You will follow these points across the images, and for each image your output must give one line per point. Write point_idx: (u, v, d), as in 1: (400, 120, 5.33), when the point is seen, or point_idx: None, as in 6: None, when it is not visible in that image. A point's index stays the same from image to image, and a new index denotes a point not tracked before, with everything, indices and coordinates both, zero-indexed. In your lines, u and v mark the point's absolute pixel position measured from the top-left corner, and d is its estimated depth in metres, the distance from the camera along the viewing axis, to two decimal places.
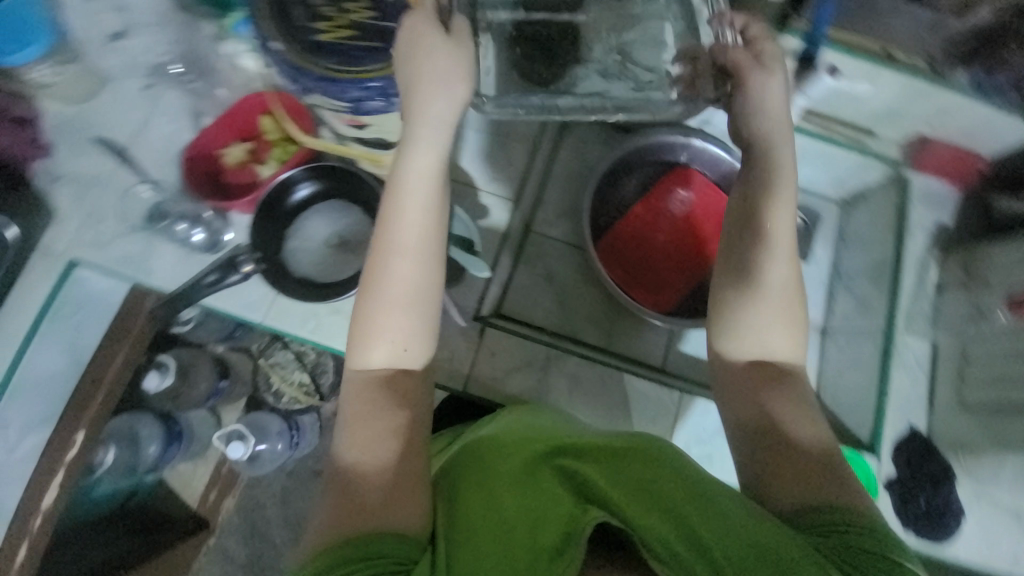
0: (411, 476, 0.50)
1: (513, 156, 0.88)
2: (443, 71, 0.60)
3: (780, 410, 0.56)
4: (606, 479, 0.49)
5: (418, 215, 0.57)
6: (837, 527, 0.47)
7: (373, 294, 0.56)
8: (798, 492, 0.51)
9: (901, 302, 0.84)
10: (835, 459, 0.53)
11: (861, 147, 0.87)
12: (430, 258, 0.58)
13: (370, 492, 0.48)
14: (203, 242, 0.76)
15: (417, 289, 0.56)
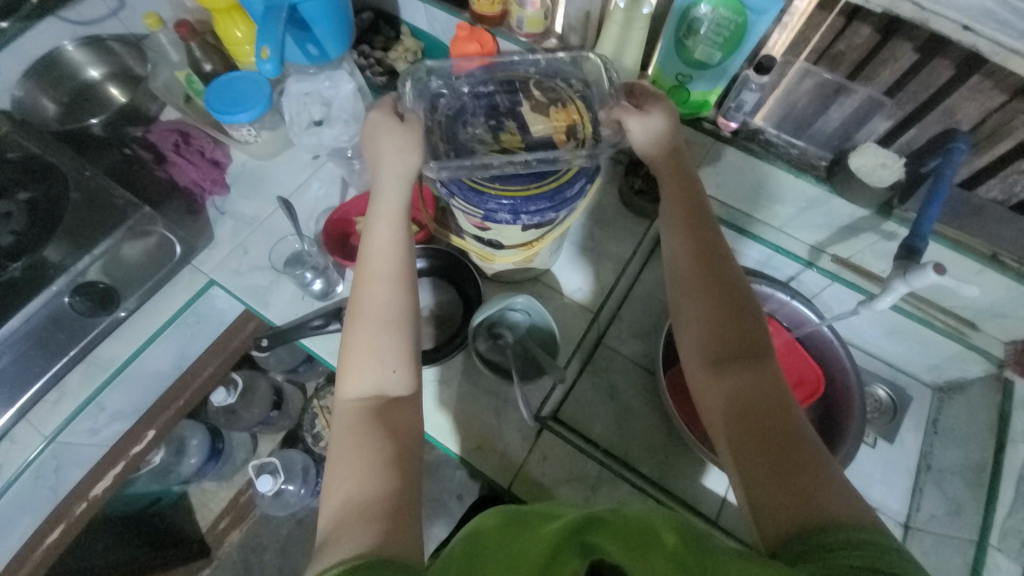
0: (393, 495, 0.54)
1: (602, 273, 0.94)
2: (574, 198, 0.68)
3: (766, 449, 0.55)
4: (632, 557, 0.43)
5: (384, 266, 0.66)
6: (835, 546, 0.47)
7: (351, 338, 0.64)
8: (784, 522, 0.51)
9: (995, 513, 0.72)
10: (829, 480, 0.52)
11: (964, 338, 0.84)
12: (404, 294, 0.65)
13: (356, 524, 0.51)
14: (319, 291, 0.86)
15: (390, 321, 0.63)
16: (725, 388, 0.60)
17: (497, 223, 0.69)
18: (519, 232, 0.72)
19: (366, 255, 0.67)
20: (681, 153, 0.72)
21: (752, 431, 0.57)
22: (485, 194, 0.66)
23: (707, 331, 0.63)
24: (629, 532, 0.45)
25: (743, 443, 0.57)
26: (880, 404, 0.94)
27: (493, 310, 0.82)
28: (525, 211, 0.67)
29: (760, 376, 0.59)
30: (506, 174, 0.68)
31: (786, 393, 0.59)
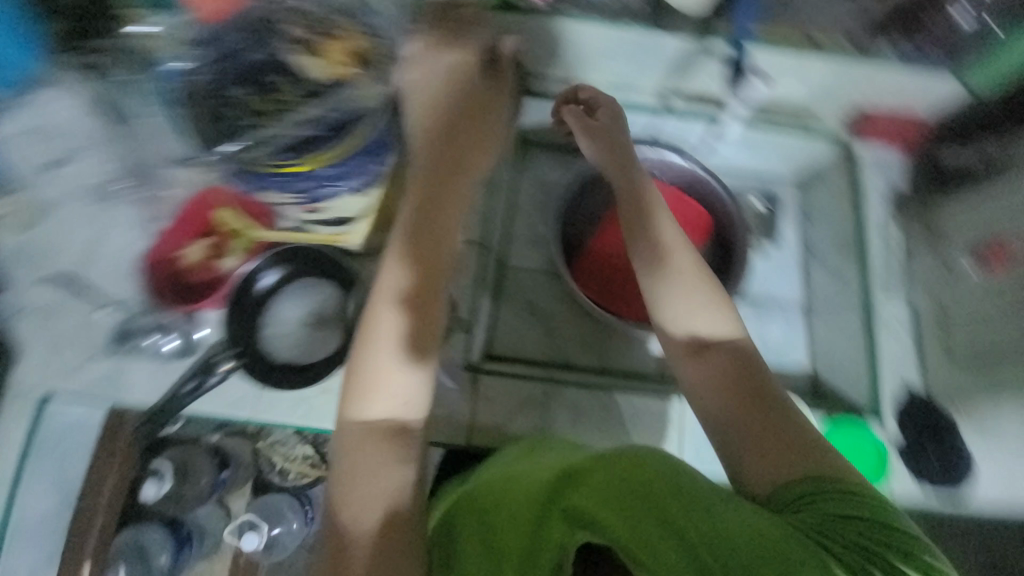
0: (412, 530, 0.54)
1: (473, 202, 0.88)
2: (388, 143, 0.64)
3: (755, 412, 0.58)
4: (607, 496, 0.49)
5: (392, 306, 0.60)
6: (808, 494, 0.52)
7: (365, 366, 0.58)
8: (773, 475, 0.55)
9: (872, 268, 0.86)
10: (810, 437, 0.56)
11: (807, 129, 0.91)
12: (429, 333, 0.60)
13: (392, 548, 0.53)
14: (176, 351, 0.75)
15: (416, 360, 0.59)
16: (710, 372, 0.60)
17: (324, 198, 0.63)
18: (358, 198, 0.65)
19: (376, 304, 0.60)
20: (480, 98, 0.70)
21: (744, 397, 0.59)
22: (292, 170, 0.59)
23: (683, 305, 0.63)
24: (620, 495, 0.49)
25: (729, 408, 0.59)
26: (758, 215, 0.98)
27: (370, 285, 0.77)
28: (346, 176, 0.61)
29: (741, 359, 0.61)
30: (306, 141, 0.61)
31: (761, 359, 0.62)
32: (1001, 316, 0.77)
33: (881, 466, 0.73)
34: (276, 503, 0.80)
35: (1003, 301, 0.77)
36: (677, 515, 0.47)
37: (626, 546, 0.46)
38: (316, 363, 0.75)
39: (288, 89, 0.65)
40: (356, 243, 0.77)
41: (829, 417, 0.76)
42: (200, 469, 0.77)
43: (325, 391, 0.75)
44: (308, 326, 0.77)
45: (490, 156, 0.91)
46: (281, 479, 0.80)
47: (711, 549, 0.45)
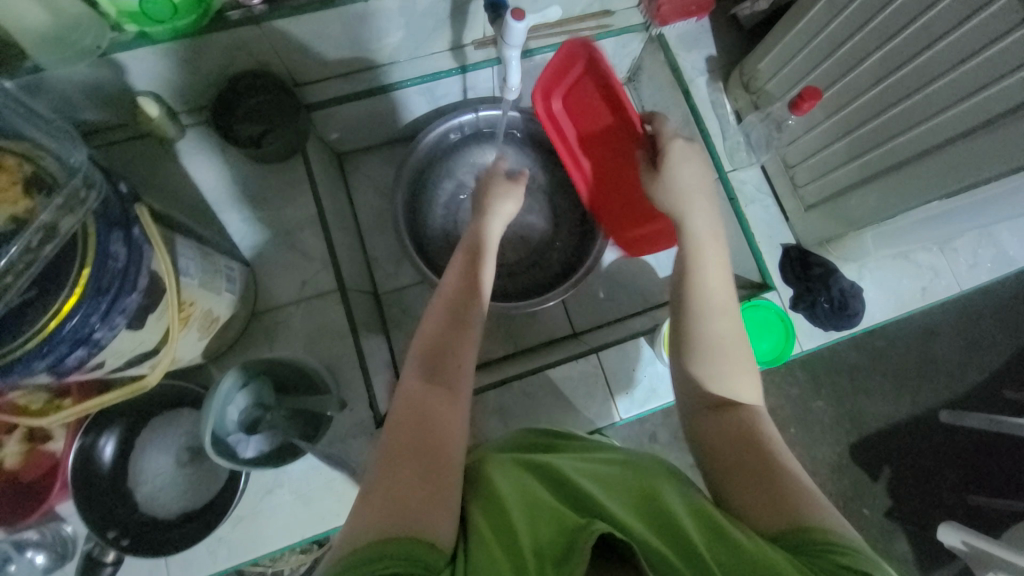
0: (429, 499, 0.44)
1: (308, 248, 0.78)
2: (133, 257, 0.45)
3: (757, 457, 0.50)
4: (613, 499, 0.48)
5: (447, 338, 0.59)
6: (815, 546, 0.42)
7: (455, 352, 0.58)
8: (777, 510, 0.46)
9: (715, 146, 0.84)
10: (801, 481, 0.48)
11: (609, 31, 0.84)
12: (468, 356, 0.58)
13: (409, 495, 0.43)
14: (49, 560, 0.64)
15: (466, 355, 0.58)
16: (721, 425, 0.54)
17: (89, 360, 0.45)
18: (135, 335, 0.49)
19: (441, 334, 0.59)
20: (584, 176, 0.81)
21: (744, 437, 0.52)
22: (13, 362, 0.41)
23: (706, 354, 0.58)
24: (629, 495, 0.49)
25: (722, 445, 0.53)
26: None
27: (213, 419, 0.54)
28: (95, 325, 0.43)
29: (751, 412, 0.55)
30: (16, 314, 0.41)
31: (770, 424, 0.55)
32: (841, 163, 0.72)
33: (789, 332, 0.79)
34: None
35: (852, 143, 0.69)
36: (685, 519, 0.45)
37: (645, 546, 0.42)
38: (212, 502, 0.66)
39: None
40: (193, 357, 0.65)
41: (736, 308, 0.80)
42: None
43: (236, 521, 0.67)
44: (188, 466, 0.67)
45: (307, 190, 0.79)
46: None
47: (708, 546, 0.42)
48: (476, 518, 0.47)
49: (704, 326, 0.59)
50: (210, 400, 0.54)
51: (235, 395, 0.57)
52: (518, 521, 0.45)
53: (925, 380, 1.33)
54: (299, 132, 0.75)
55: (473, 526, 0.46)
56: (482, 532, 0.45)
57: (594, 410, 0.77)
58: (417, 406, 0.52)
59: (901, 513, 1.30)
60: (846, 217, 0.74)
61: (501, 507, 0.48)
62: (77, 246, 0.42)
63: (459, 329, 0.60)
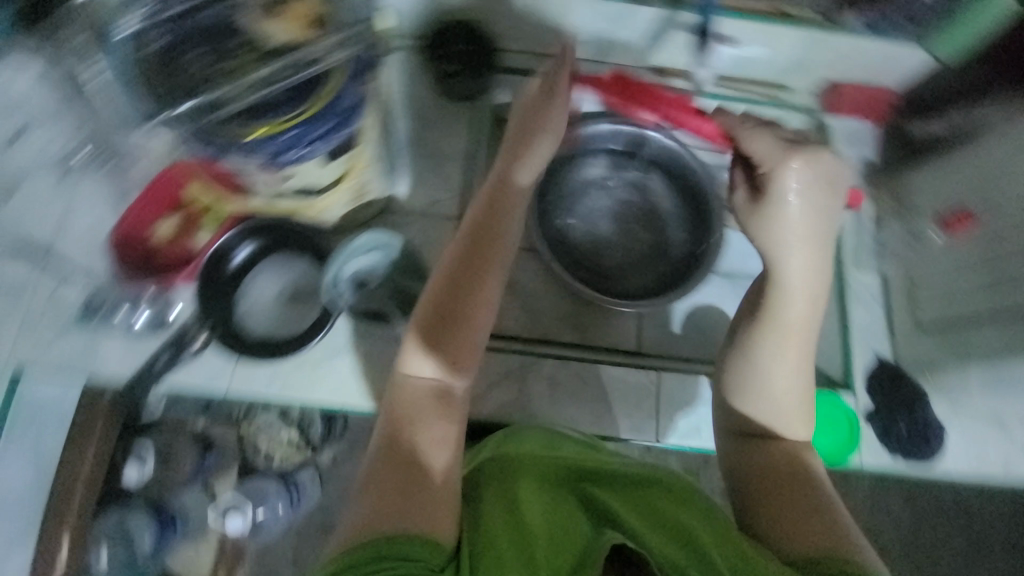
0: (412, 496, 0.48)
1: (449, 175, 0.87)
2: (359, 104, 0.57)
3: (794, 489, 0.52)
4: (625, 506, 0.50)
5: (458, 310, 0.61)
6: (841, 571, 0.43)
7: (469, 326, 0.61)
8: (805, 539, 0.47)
9: (844, 239, 0.86)
10: (836, 510, 0.49)
11: (777, 102, 0.91)
12: (475, 339, 0.61)
13: (395, 501, 0.48)
14: (148, 325, 0.74)
15: (469, 339, 0.61)
16: (758, 460, 0.56)
17: (292, 164, 0.57)
18: (321, 167, 0.60)
19: (436, 317, 0.61)
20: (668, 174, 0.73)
21: (781, 477, 0.53)
22: (253, 135, 0.52)
23: (755, 389, 0.58)
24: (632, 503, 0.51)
25: (754, 484, 0.54)
26: None
27: (343, 261, 0.73)
28: (312, 137, 0.55)
29: (797, 449, 0.56)
30: (271, 104, 0.54)
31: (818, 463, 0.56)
32: (974, 290, 0.74)
33: (853, 437, 0.77)
34: (261, 486, 0.78)
35: (985, 272, 0.73)
36: (695, 526, 0.46)
37: (646, 547, 0.45)
38: (291, 339, 0.75)
39: (247, 48, 0.55)
40: (331, 217, 0.74)
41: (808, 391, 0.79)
42: (180, 453, 0.76)
43: (299, 364, 0.75)
44: (286, 304, 0.78)
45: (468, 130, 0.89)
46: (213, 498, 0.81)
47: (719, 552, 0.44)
48: (488, 515, 0.50)
49: (765, 365, 0.57)
50: (345, 249, 0.74)
51: (364, 252, 0.75)
52: (531, 525, 0.48)
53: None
54: (483, 84, 0.87)
55: (487, 522, 0.49)
56: (491, 529, 0.48)
57: (633, 423, 0.78)
58: (407, 403, 0.57)
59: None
60: (964, 347, 0.75)
61: (517, 508, 0.51)
62: (328, 77, 0.55)
63: (453, 300, 0.62)
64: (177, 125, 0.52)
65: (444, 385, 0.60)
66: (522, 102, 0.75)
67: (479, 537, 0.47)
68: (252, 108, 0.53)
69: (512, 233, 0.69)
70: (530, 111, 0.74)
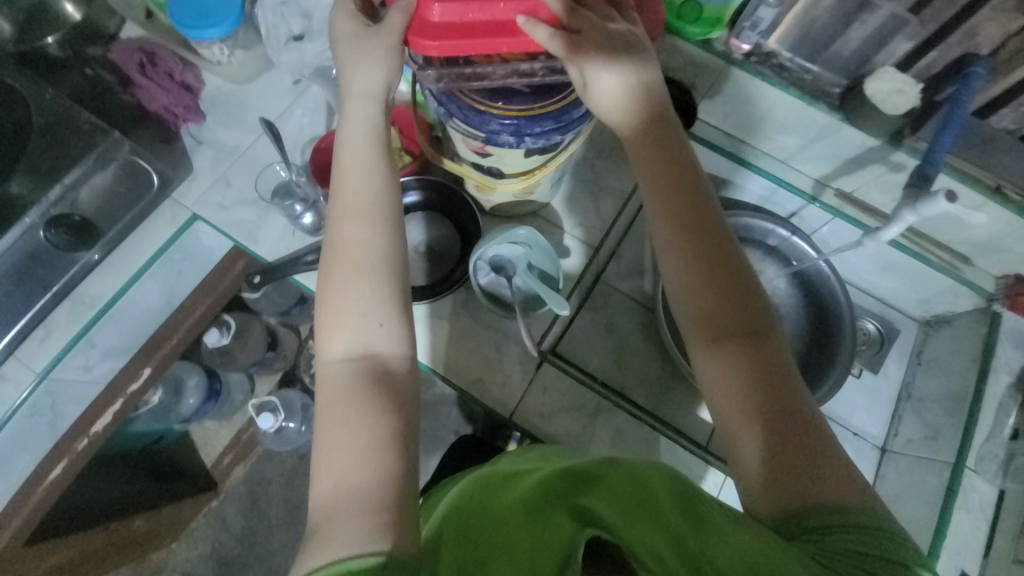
0: (363, 498, 0.50)
1: (603, 206, 0.90)
2: (578, 121, 0.63)
3: (778, 439, 0.53)
4: (608, 500, 0.51)
5: (366, 261, 0.59)
6: (832, 526, 0.48)
7: (337, 274, 0.59)
8: (785, 491, 0.51)
9: (973, 438, 0.79)
10: (807, 434, 0.54)
11: (956, 273, 0.87)
12: (360, 279, 0.59)
13: (343, 516, 0.49)
14: (309, 226, 0.82)
15: (357, 272, 0.59)
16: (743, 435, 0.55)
17: (498, 147, 0.63)
18: (518, 159, 0.66)
19: (345, 271, 0.59)
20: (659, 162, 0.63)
21: (778, 432, 0.54)
22: (485, 113, 0.60)
23: (739, 410, 0.56)
24: (632, 505, 0.50)
25: (738, 424, 0.55)
26: (868, 337, 0.97)
27: (493, 244, 0.77)
28: (528, 132, 0.61)
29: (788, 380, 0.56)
30: (511, 95, 0.61)
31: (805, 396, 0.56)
32: None
33: None
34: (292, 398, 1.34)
35: None
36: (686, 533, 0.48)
37: (629, 549, 0.47)
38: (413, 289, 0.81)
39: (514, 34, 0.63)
40: (493, 201, 0.81)
41: None
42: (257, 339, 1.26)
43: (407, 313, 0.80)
44: (419, 256, 0.83)
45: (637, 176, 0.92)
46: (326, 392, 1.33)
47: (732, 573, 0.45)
48: (466, 533, 0.53)
49: (740, 376, 0.56)
50: (503, 233, 0.77)
51: (514, 244, 0.79)
52: (517, 540, 0.50)
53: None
54: None
55: (462, 535, 0.52)
56: (468, 547, 0.51)
57: None
58: (345, 385, 0.56)
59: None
60: None
61: (495, 530, 0.53)
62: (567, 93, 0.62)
63: (330, 249, 0.60)
64: (426, 85, 0.62)
65: (371, 354, 0.58)
66: (636, 118, 0.62)
67: (452, 551, 0.50)
68: (495, 93, 0.61)
69: (370, 154, 0.63)
70: (610, 39, 0.60)
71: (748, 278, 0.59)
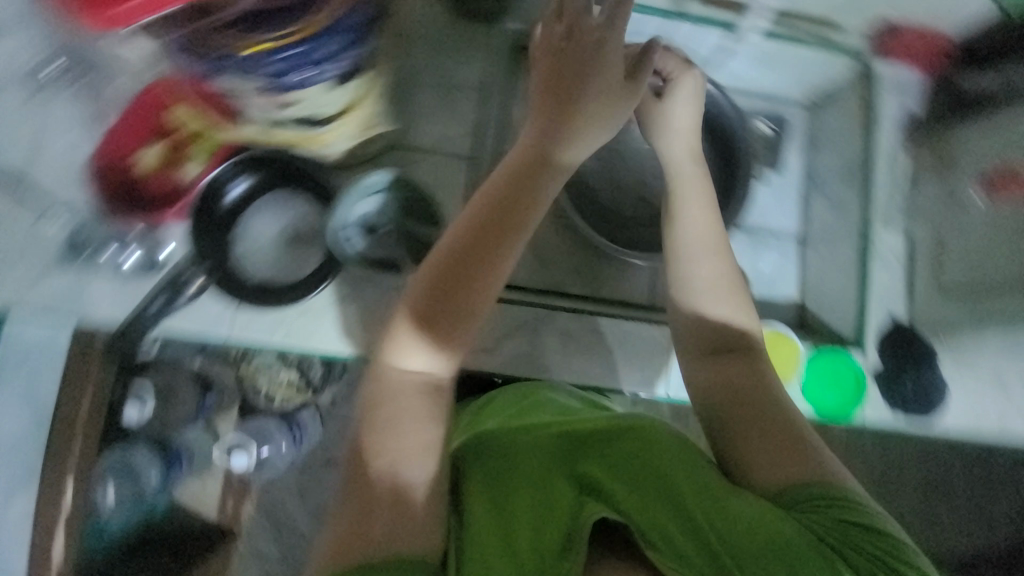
0: (402, 505, 0.46)
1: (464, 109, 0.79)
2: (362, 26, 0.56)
3: (778, 427, 0.53)
4: (613, 474, 0.53)
5: (482, 296, 0.52)
6: (813, 500, 0.49)
7: (470, 292, 0.51)
8: (780, 469, 0.51)
9: (874, 198, 0.83)
10: (802, 428, 0.54)
11: (829, 44, 0.84)
12: (478, 284, 0.51)
13: (384, 516, 0.45)
14: (138, 267, 0.69)
15: (459, 286, 0.51)
16: (736, 387, 0.56)
17: (295, 88, 0.55)
18: (326, 93, 0.57)
19: (478, 288, 0.51)
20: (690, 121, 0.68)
21: (765, 417, 0.54)
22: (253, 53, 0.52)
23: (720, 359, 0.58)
24: (643, 488, 0.51)
25: (736, 407, 0.55)
26: (764, 138, 0.95)
27: (349, 206, 0.69)
28: (318, 57, 0.54)
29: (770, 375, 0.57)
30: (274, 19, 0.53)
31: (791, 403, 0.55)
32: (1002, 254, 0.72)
33: (858, 394, 0.76)
34: None
35: None
36: (683, 489, 0.51)
37: (637, 527, 0.48)
38: (294, 284, 0.70)
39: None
40: (335, 150, 0.69)
41: (816, 349, 0.79)
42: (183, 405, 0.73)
43: (302, 312, 0.70)
44: (286, 245, 0.71)
45: (484, 58, 0.79)
46: None
47: (728, 541, 0.47)
48: (473, 503, 0.51)
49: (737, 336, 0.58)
50: (354, 188, 0.69)
51: (369, 198, 0.70)
52: (518, 510, 0.50)
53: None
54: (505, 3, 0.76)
55: (467, 510, 0.51)
56: (479, 526, 0.49)
57: (645, 376, 0.77)
58: (395, 387, 0.50)
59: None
60: (984, 310, 0.75)
61: (500, 489, 0.52)
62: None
63: (485, 264, 0.52)
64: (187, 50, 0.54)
65: (431, 382, 0.51)
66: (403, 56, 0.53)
67: (480, 527, 0.49)
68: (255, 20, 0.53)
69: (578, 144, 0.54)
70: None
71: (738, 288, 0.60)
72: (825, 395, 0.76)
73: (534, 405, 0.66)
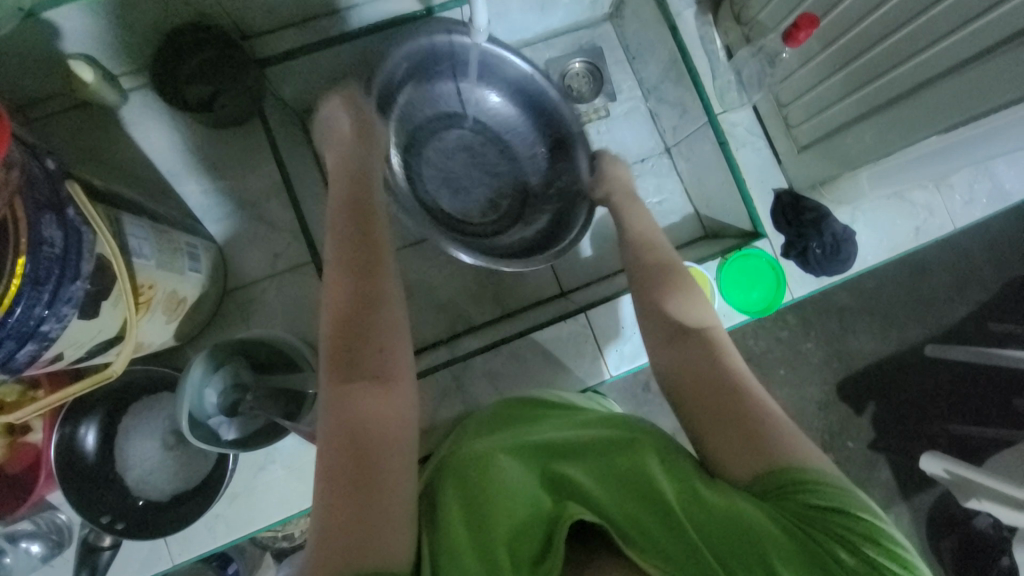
0: (368, 517, 0.39)
1: (280, 215, 0.74)
2: (73, 242, 0.42)
3: (732, 393, 0.48)
4: (596, 475, 0.46)
5: (396, 343, 0.49)
6: (787, 489, 0.42)
7: (382, 333, 0.49)
8: (748, 452, 0.45)
9: (704, 86, 0.78)
10: (767, 409, 0.47)
11: None
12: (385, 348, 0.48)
13: (360, 522, 0.38)
14: (47, 553, 0.64)
15: (383, 334, 0.49)
16: (690, 354, 0.52)
17: (33, 359, 0.42)
18: (90, 323, 0.46)
19: (386, 354, 0.48)
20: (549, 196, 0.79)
21: (715, 387, 0.49)
22: None
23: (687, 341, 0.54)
24: (617, 474, 0.45)
25: (690, 390, 0.50)
26: (581, 75, 0.91)
27: (191, 401, 0.56)
28: (43, 310, 0.40)
29: (721, 346, 0.53)
30: None
31: (754, 381, 0.50)
32: (842, 97, 0.68)
33: (779, 281, 0.76)
34: None
35: (848, 73, 0.66)
36: (664, 487, 0.43)
37: (616, 525, 0.42)
38: (204, 481, 0.66)
39: None
40: (162, 340, 0.61)
41: (726, 258, 0.76)
42: None
43: (232, 498, 0.67)
44: (174, 450, 0.66)
45: (270, 157, 0.73)
46: (291, 540, 0.91)
47: (702, 527, 0.40)
48: (448, 491, 0.47)
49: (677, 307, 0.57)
50: (188, 380, 0.56)
51: (212, 378, 0.59)
52: (494, 510, 0.44)
53: (929, 313, 1.22)
54: (255, 92, 0.69)
55: (443, 498, 0.47)
56: (454, 511, 0.45)
57: (584, 369, 0.75)
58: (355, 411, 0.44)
59: (895, 455, 1.21)
60: (842, 155, 0.70)
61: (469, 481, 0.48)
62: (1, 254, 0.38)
63: (370, 321, 0.49)
64: None
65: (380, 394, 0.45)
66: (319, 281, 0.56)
67: (460, 535, 0.43)
68: None
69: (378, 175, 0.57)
70: None
71: (681, 289, 0.59)
72: (748, 297, 0.75)
73: (529, 408, 0.59)
